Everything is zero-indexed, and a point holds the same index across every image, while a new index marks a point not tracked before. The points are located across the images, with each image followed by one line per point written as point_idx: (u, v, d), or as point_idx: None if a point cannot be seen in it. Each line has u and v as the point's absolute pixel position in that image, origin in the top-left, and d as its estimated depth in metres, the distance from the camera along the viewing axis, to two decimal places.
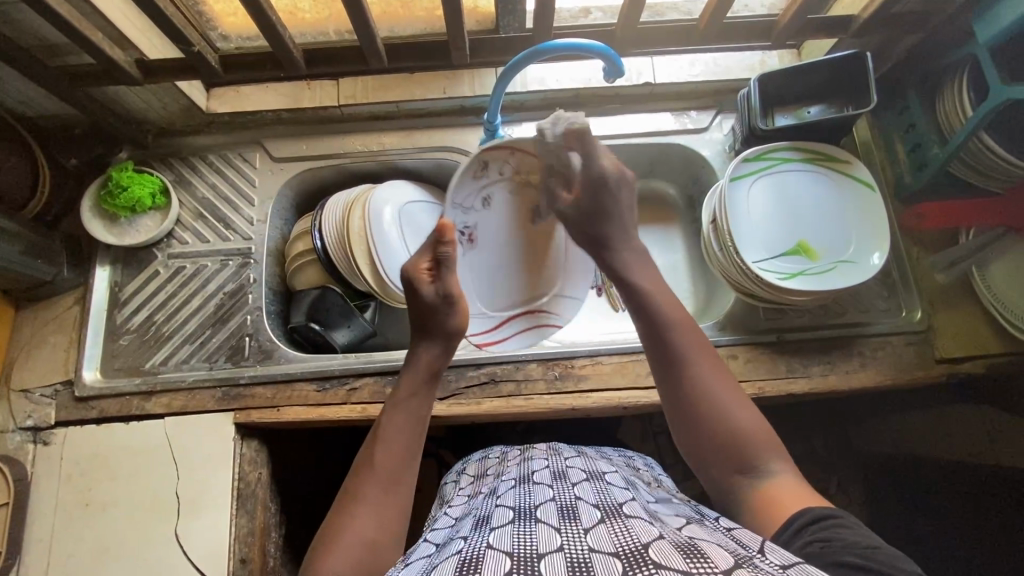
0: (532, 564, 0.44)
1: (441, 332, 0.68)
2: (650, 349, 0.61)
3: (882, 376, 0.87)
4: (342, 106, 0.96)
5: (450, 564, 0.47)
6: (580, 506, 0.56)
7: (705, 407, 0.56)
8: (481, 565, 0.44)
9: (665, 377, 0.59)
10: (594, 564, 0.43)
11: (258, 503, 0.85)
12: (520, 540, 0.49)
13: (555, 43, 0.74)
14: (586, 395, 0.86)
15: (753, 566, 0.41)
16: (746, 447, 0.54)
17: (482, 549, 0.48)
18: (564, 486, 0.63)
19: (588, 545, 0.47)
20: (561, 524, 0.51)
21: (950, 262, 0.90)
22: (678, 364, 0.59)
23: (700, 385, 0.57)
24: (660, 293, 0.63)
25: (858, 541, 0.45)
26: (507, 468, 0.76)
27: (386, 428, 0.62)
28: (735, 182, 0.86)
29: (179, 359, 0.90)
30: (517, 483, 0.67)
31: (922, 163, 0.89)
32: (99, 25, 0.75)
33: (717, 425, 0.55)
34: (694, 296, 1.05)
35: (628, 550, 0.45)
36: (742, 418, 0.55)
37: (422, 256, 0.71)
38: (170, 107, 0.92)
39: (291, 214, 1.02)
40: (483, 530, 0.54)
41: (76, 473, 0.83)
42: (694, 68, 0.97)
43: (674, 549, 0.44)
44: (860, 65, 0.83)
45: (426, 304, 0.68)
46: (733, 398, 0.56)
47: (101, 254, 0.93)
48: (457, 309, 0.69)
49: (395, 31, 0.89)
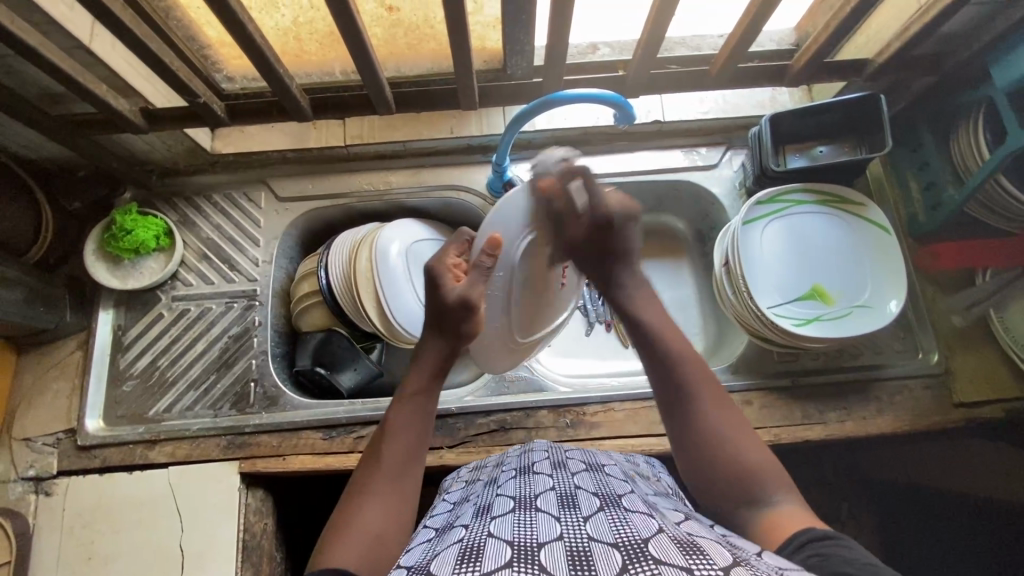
0: (531, 554, 0.42)
1: (452, 333, 0.69)
2: (659, 388, 0.65)
3: (900, 421, 0.85)
4: (348, 145, 0.96)
5: (451, 552, 0.46)
6: (579, 495, 0.54)
7: (709, 440, 0.59)
8: (482, 555, 0.43)
9: (671, 413, 0.63)
10: (594, 558, 0.42)
11: (264, 555, 0.83)
12: (521, 529, 0.47)
13: (566, 93, 0.73)
14: (598, 443, 0.84)
15: (750, 566, 0.40)
16: (756, 481, 0.56)
17: (483, 538, 0.47)
18: (563, 475, 0.60)
19: (588, 535, 0.45)
20: (560, 514, 0.50)
21: (968, 304, 0.88)
22: (684, 395, 0.62)
23: (702, 417, 0.60)
24: (666, 329, 0.67)
25: (858, 558, 0.44)
26: (507, 459, 0.71)
27: (392, 423, 0.62)
28: (748, 225, 0.85)
29: (183, 405, 0.88)
30: (517, 473, 0.63)
31: (936, 202, 0.88)
32: (103, 75, 0.74)
33: (727, 463, 0.57)
34: (706, 334, 1.03)
35: (628, 543, 0.43)
36: (753, 454, 0.58)
37: (449, 256, 0.73)
38: (175, 149, 0.91)
39: (296, 252, 1.00)
40: (484, 519, 0.52)
41: (79, 524, 0.82)
42: (704, 104, 0.97)
43: (672, 544, 0.43)
44: (873, 106, 0.82)
45: (447, 305, 0.68)
46: (737, 435, 0.59)
47: (104, 297, 0.92)
48: (476, 313, 0.68)
49: (402, 71, 0.87)
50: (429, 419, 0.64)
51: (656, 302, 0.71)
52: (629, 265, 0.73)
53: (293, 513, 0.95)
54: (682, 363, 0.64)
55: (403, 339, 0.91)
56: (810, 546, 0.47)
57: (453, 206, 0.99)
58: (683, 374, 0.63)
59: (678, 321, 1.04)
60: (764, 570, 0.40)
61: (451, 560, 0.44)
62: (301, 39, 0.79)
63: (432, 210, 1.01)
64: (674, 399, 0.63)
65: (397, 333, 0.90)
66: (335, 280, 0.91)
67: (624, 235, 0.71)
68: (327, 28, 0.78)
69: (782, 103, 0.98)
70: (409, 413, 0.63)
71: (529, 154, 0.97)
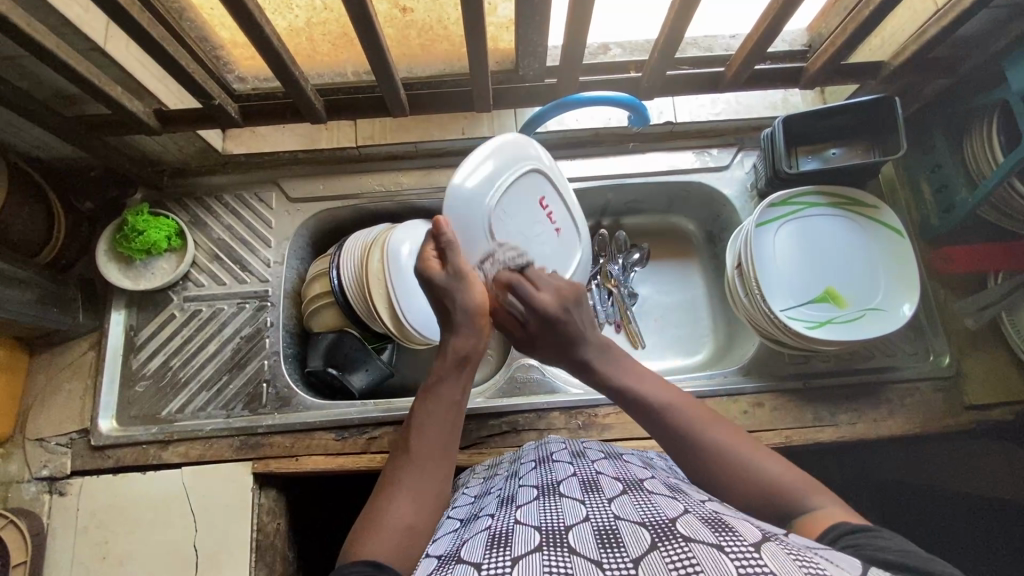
0: (560, 535, 0.43)
1: (464, 314, 0.64)
2: (658, 438, 0.60)
3: (911, 423, 0.85)
4: (359, 147, 0.96)
5: (481, 539, 0.47)
6: (602, 482, 0.55)
7: (725, 473, 0.55)
8: (511, 542, 0.44)
9: (676, 450, 0.58)
10: (620, 539, 0.42)
11: (277, 555, 0.84)
12: (548, 515, 0.48)
13: (583, 95, 0.73)
14: (610, 444, 0.84)
15: (782, 542, 0.40)
16: (783, 495, 0.52)
17: (511, 524, 0.48)
18: (584, 463, 0.61)
19: (613, 517, 0.46)
20: (584, 499, 0.51)
21: (980, 306, 0.86)
22: (682, 439, 0.58)
23: (709, 451, 0.56)
24: (633, 370, 0.64)
25: (891, 545, 0.44)
26: (524, 454, 0.72)
27: (420, 414, 0.60)
28: (761, 228, 0.85)
29: (196, 406, 0.88)
30: (537, 465, 0.64)
31: (949, 205, 0.87)
32: (117, 77, 0.74)
33: (748, 485, 0.53)
34: (715, 334, 1.03)
35: (653, 522, 0.44)
36: (766, 465, 0.54)
37: (426, 246, 0.67)
38: (186, 149, 0.91)
39: (307, 253, 1.00)
40: (509, 507, 0.53)
41: (94, 524, 0.82)
42: (716, 106, 0.97)
43: (700, 523, 0.43)
44: (887, 109, 0.82)
45: (438, 286, 0.64)
46: (752, 454, 0.55)
47: (116, 298, 0.92)
48: (470, 287, 0.64)
49: (414, 71, 0.87)
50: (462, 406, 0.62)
51: (624, 354, 0.66)
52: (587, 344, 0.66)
53: (304, 512, 0.96)
54: (666, 405, 0.60)
55: (415, 339, 0.91)
56: (845, 539, 0.46)
57: None
58: (675, 416, 0.59)
59: (687, 322, 1.05)
60: (796, 547, 0.40)
61: (482, 546, 0.45)
62: (314, 40, 0.79)
63: (442, 210, 1.01)
64: (673, 441, 0.58)
65: (409, 334, 0.90)
66: (346, 283, 0.91)
67: (571, 322, 0.66)
68: (341, 29, 0.78)
69: (794, 105, 0.98)
70: (442, 400, 0.62)
71: (540, 155, 0.98)
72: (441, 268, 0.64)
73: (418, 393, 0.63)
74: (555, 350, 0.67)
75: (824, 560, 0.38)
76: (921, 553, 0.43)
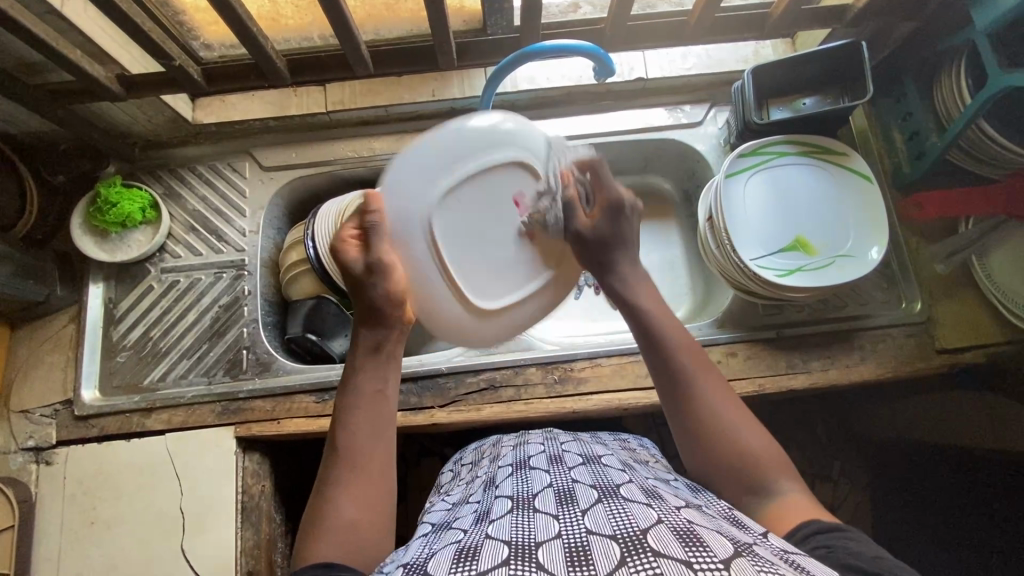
0: (529, 552, 0.40)
1: (381, 306, 0.59)
2: (655, 370, 0.60)
3: (884, 368, 0.86)
4: (330, 112, 0.95)
5: (448, 554, 0.43)
6: (577, 489, 0.52)
7: (701, 416, 0.56)
8: (478, 555, 0.41)
9: (666, 391, 0.59)
10: (592, 552, 0.39)
11: (263, 515, 0.85)
12: (519, 529, 0.45)
13: (545, 45, 0.73)
14: (586, 398, 0.86)
15: (753, 556, 0.38)
16: (755, 466, 0.54)
17: (481, 540, 0.45)
18: (560, 470, 0.59)
19: (586, 529, 0.43)
20: (558, 510, 0.47)
21: (949, 252, 0.88)
22: (682, 383, 0.58)
23: (697, 401, 0.57)
24: (664, 315, 0.62)
25: (863, 551, 0.44)
26: (503, 453, 0.72)
27: (346, 410, 0.57)
28: (730, 179, 0.86)
29: (177, 374, 0.90)
30: (514, 471, 0.63)
31: (920, 152, 0.88)
32: (78, 42, 0.74)
33: (725, 448, 0.55)
34: (693, 292, 1.04)
35: (626, 534, 0.41)
36: (750, 439, 0.55)
37: (349, 222, 0.60)
38: (155, 120, 0.91)
39: (283, 222, 1.01)
40: (482, 522, 0.50)
41: (81, 491, 0.84)
42: (688, 61, 0.96)
43: (671, 532, 0.40)
44: (855, 54, 0.81)
45: (355, 283, 0.59)
46: (735, 416, 0.56)
47: (94, 271, 0.92)
48: (388, 275, 0.58)
49: (381, 33, 0.86)
50: (390, 391, 0.59)
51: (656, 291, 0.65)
52: (628, 256, 0.65)
53: (292, 478, 0.97)
54: (680, 352, 0.59)
55: None
56: (815, 538, 0.46)
57: None
58: (680, 364, 0.59)
59: (666, 282, 1.05)
60: (766, 558, 0.38)
61: (448, 559, 0.42)
62: (276, 2, 0.78)
63: None
64: (669, 389, 0.59)
65: None
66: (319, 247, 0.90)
67: (625, 227, 0.64)
68: None
69: (766, 57, 0.98)
70: (364, 388, 0.59)
71: (512, 116, 0.97)
72: (362, 253, 0.58)
73: (337, 388, 0.59)
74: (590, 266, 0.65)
75: (790, 570, 0.37)
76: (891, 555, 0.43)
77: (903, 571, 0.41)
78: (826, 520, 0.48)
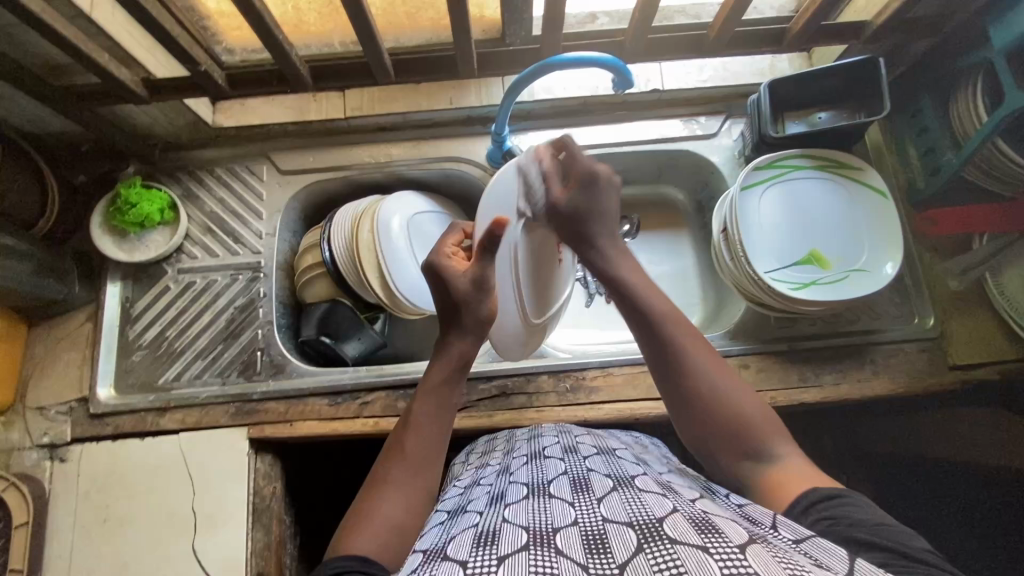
0: (547, 538, 0.41)
1: (473, 322, 0.67)
2: (644, 346, 0.61)
3: (896, 384, 0.86)
4: (348, 118, 0.96)
5: (466, 538, 0.44)
6: (592, 478, 0.52)
7: (697, 386, 0.56)
8: (498, 539, 0.42)
9: (661, 365, 0.59)
10: (609, 541, 0.40)
11: (274, 516, 0.86)
12: (536, 514, 0.45)
13: (566, 56, 0.74)
14: (597, 407, 0.86)
15: (767, 542, 0.38)
16: (749, 434, 0.53)
17: (498, 523, 0.46)
18: (575, 459, 0.60)
19: (602, 517, 0.43)
20: (574, 498, 0.48)
21: (962, 270, 0.89)
22: (674, 354, 0.58)
23: (690, 368, 0.57)
24: (648, 288, 0.63)
25: (865, 520, 0.44)
26: (517, 445, 0.72)
27: (417, 415, 0.61)
28: (747, 190, 0.86)
29: (192, 374, 0.90)
30: (528, 460, 0.63)
31: (935, 168, 0.88)
32: (105, 46, 0.75)
33: (725, 416, 0.54)
34: (705, 302, 1.04)
35: (642, 522, 0.41)
36: (748, 407, 0.55)
37: (446, 242, 0.72)
38: (176, 123, 0.92)
39: (299, 225, 1.01)
40: (498, 506, 0.51)
41: (94, 488, 0.84)
42: (703, 73, 0.97)
43: (687, 521, 0.40)
44: (873, 70, 0.82)
45: (455, 298, 0.66)
46: (732, 387, 0.56)
47: (111, 271, 0.93)
48: (488, 296, 0.67)
49: (401, 41, 0.87)
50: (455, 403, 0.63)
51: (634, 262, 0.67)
52: (603, 237, 0.68)
53: (302, 480, 0.98)
54: (666, 320, 0.60)
55: (406, 308, 0.91)
56: (817, 507, 0.46)
57: (454, 177, 1.00)
58: (668, 331, 0.59)
59: (678, 292, 1.06)
60: (782, 547, 0.38)
61: (467, 543, 0.43)
62: (300, 8, 0.79)
63: (432, 182, 1.02)
64: (664, 360, 0.58)
65: (400, 303, 0.91)
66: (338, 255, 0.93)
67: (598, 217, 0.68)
68: None
69: (782, 70, 0.98)
70: (436, 394, 0.63)
71: (528, 125, 0.98)
72: (468, 270, 0.67)
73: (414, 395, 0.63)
74: (566, 242, 0.70)
75: (807, 560, 0.37)
76: (894, 523, 0.43)
77: (906, 538, 0.42)
78: (828, 489, 0.48)
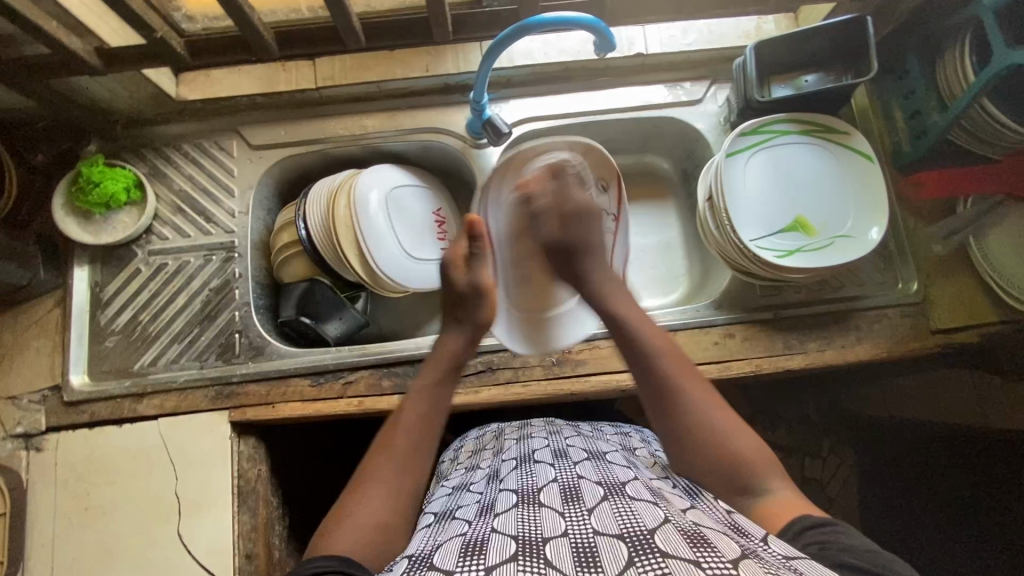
0: (537, 549, 0.40)
1: (470, 321, 0.70)
2: (640, 383, 0.62)
3: (880, 349, 0.86)
4: (320, 88, 0.91)
5: (453, 546, 0.43)
6: (582, 485, 0.52)
7: (692, 426, 0.57)
8: (485, 550, 0.41)
9: (654, 408, 0.60)
10: (600, 552, 0.39)
11: (260, 499, 0.85)
12: (525, 524, 0.44)
13: (544, 17, 0.71)
14: (584, 379, 0.85)
15: (759, 559, 0.38)
16: (744, 468, 0.53)
17: (487, 533, 0.45)
18: (565, 464, 0.59)
19: (593, 529, 0.42)
20: (564, 507, 0.47)
21: (949, 232, 0.88)
22: (667, 394, 0.59)
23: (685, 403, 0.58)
24: (637, 317, 0.66)
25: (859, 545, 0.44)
26: (506, 446, 0.72)
27: (401, 416, 0.60)
28: (732, 157, 0.84)
29: (169, 358, 0.88)
30: (518, 465, 0.62)
31: (921, 130, 0.87)
32: (52, 12, 0.70)
33: (717, 452, 0.55)
34: (690, 273, 1.04)
35: (633, 533, 0.40)
36: (738, 440, 0.55)
37: (457, 244, 0.74)
38: (138, 97, 0.87)
39: (274, 203, 0.98)
40: (487, 515, 0.50)
41: (73, 477, 0.82)
42: (688, 36, 0.93)
43: (678, 533, 0.40)
44: (860, 29, 0.79)
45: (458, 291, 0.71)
46: (723, 421, 0.56)
47: (78, 254, 0.90)
48: (486, 299, 0.71)
49: (372, 5, 0.83)
50: (439, 412, 0.62)
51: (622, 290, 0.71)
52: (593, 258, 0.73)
53: (288, 462, 0.97)
54: (659, 352, 0.62)
55: (387, 285, 0.89)
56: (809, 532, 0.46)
57: (432, 149, 0.97)
58: (661, 366, 0.61)
59: (663, 262, 1.05)
60: (773, 562, 0.39)
61: (455, 552, 0.42)
62: None
63: (410, 154, 0.98)
64: (656, 401, 0.60)
65: (380, 280, 0.89)
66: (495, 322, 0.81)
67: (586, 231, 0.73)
68: None
69: (768, 32, 0.96)
70: (420, 407, 0.62)
71: (507, 93, 0.95)
72: (464, 274, 0.72)
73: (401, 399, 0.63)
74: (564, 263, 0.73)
75: (795, 573, 0.38)
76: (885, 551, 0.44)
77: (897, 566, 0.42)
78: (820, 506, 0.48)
